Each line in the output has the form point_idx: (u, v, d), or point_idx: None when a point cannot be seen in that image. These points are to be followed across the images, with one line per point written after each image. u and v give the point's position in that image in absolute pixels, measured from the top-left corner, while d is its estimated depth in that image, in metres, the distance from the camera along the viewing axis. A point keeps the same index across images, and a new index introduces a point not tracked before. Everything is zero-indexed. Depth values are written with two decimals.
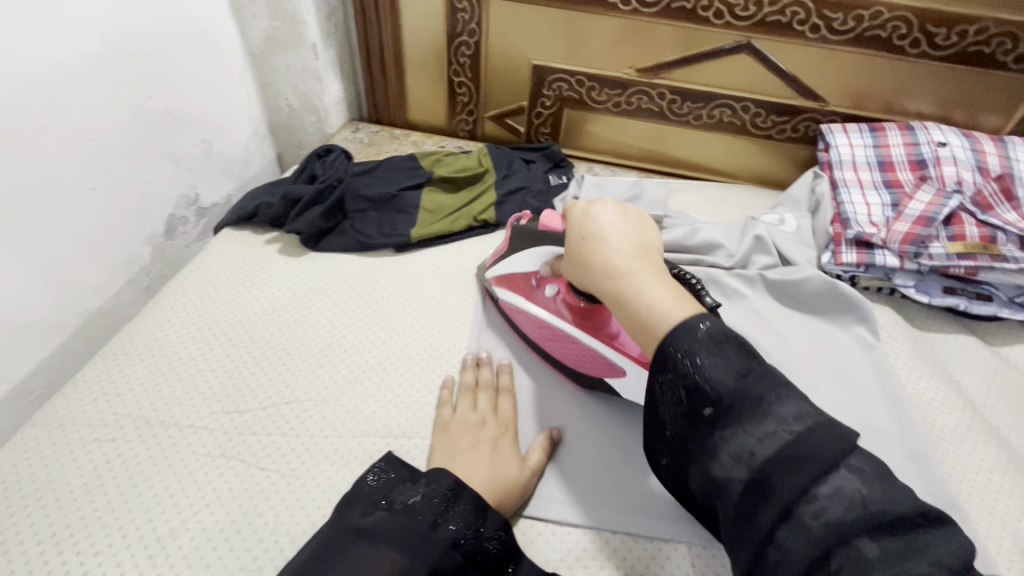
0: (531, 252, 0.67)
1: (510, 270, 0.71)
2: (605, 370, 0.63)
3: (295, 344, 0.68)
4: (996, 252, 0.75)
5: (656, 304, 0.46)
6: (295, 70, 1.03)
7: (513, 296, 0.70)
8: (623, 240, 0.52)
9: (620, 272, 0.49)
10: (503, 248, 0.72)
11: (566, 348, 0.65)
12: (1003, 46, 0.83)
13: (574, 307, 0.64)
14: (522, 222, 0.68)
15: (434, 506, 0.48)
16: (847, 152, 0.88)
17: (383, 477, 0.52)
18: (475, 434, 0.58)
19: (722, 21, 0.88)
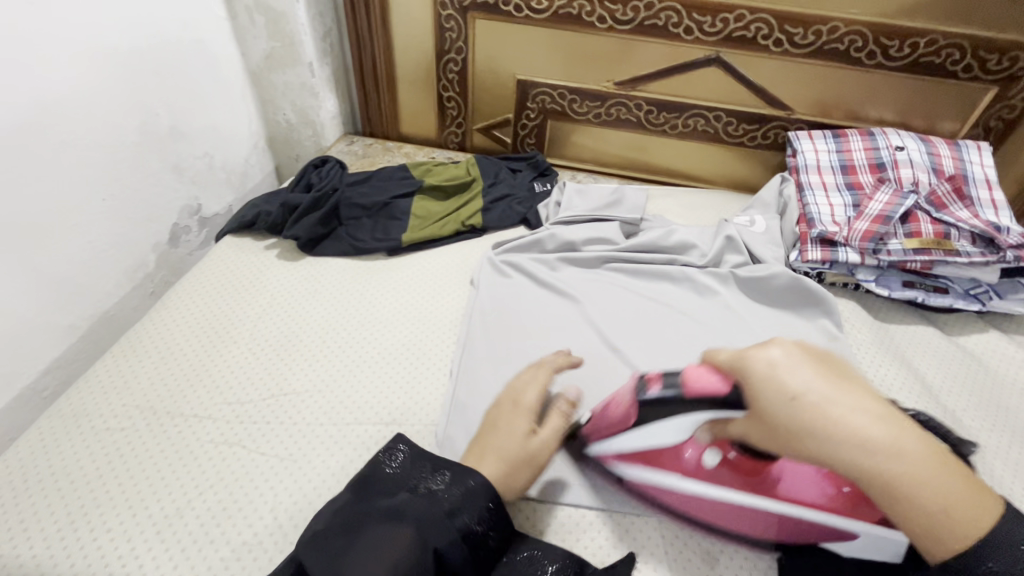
0: (678, 421, 0.54)
1: (646, 447, 0.56)
2: (820, 536, 0.52)
3: (292, 342, 0.73)
4: (949, 247, 0.80)
5: (945, 501, 0.41)
6: (293, 87, 1.09)
7: (652, 476, 0.57)
8: (855, 407, 0.43)
9: (901, 463, 0.41)
10: (619, 418, 0.58)
11: (750, 519, 0.54)
12: (952, 57, 0.89)
13: (748, 470, 0.54)
14: (648, 390, 0.56)
15: (457, 498, 0.52)
16: (812, 157, 0.94)
17: (397, 463, 0.57)
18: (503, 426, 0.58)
19: (692, 36, 0.94)
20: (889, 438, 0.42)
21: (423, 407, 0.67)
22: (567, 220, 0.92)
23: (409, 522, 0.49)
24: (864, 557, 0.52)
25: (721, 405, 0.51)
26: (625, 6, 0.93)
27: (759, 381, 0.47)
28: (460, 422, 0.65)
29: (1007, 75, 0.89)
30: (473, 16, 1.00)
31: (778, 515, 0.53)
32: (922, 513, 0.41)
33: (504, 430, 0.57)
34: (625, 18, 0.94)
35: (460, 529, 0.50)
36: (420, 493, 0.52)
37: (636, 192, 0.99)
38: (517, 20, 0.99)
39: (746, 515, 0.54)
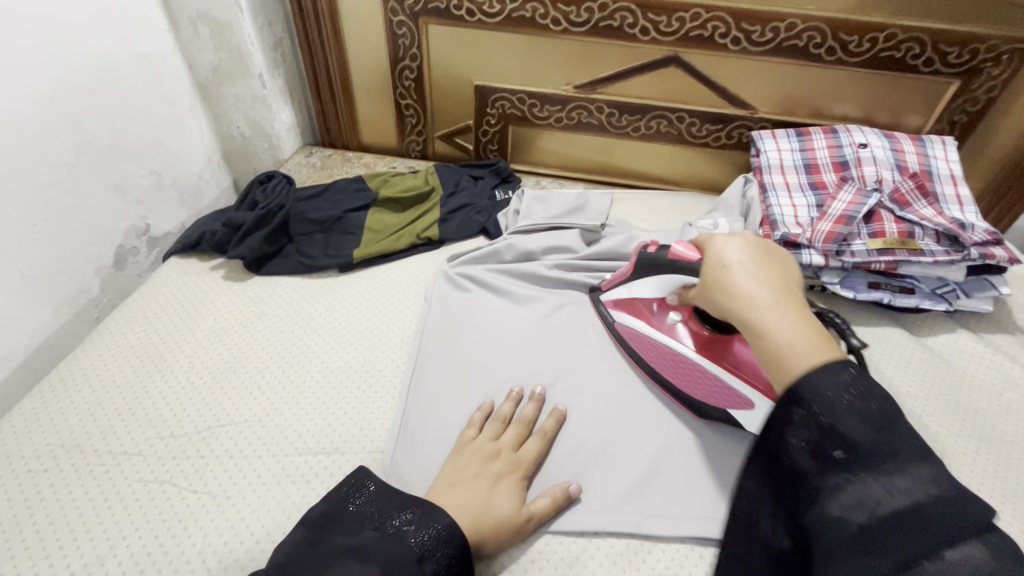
0: (661, 280, 0.67)
1: (630, 297, 0.72)
2: (730, 403, 0.62)
3: (235, 367, 0.70)
4: (913, 246, 0.78)
5: (791, 339, 0.48)
6: (245, 99, 1.06)
7: (631, 321, 0.72)
8: (759, 273, 0.53)
9: (771, 309, 0.50)
10: (626, 272, 0.74)
11: (684, 373, 0.66)
12: (913, 51, 0.87)
13: (699, 335, 0.65)
14: (648, 249, 0.70)
15: (431, 544, 0.49)
16: (775, 157, 0.92)
17: (362, 498, 0.54)
18: (481, 466, 0.58)
19: (648, 37, 0.92)
20: (771, 295, 0.51)
21: (368, 432, 0.64)
22: (526, 229, 0.89)
23: (375, 565, 0.47)
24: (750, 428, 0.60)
25: (692, 274, 0.63)
26: (579, 8, 0.90)
27: (707, 254, 0.58)
28: (406, 448, 0.62)
29: (970, 68, 0.87)
30: (425, 21, 0.97)
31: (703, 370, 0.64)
32: (769, 344, 0.48)
33: (495, 488, 0.56)
34: (579, 20, 0.92)
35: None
36: (392, 532, 0.50)
37: (600, 198, 0.96)
38: (470, 24, 0.96)
39: (681, 365, 0.66)
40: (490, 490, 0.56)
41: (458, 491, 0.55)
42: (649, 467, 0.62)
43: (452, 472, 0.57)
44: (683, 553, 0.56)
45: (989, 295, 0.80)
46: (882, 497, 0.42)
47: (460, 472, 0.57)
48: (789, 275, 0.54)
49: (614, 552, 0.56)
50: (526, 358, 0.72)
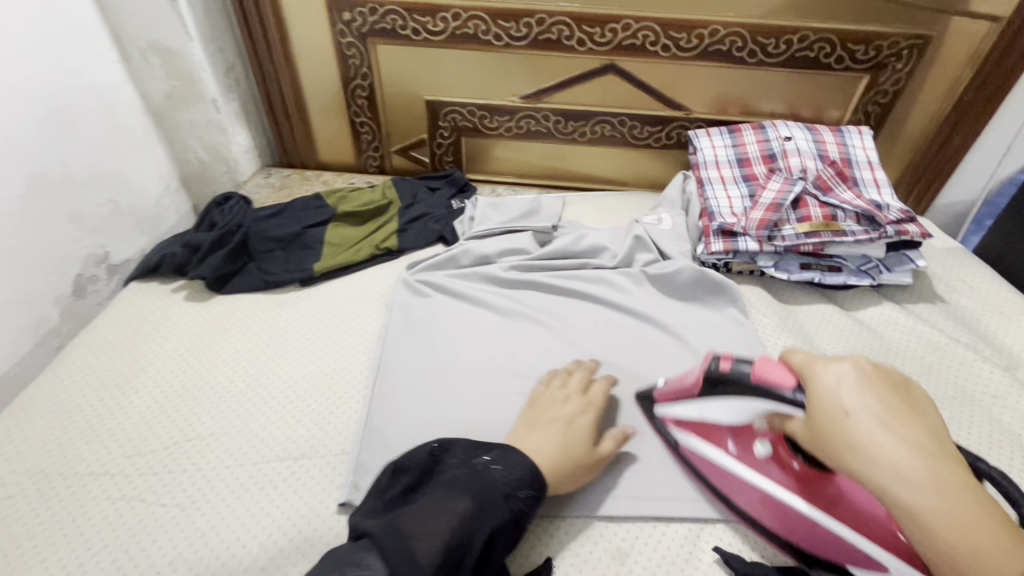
0: (737, 403, 0.56)
1: (701, 420, 0.61)
2: (848, 559, 0.53)
3: (199, 387, 0.71)
4: (836, 228, 0.84)
5: (957, 534, 0.41)
6: (200, 124, 1.08)
7: (705, 449, 0.61)
8: (902, 436, 0.45)
9: (929, 492, 0.42)
10: (682, 387, 0.62)
11: (788, 523, 0.56)
12: (825, 50, 0.94)
13: (795, 472, 0.56)
14: (719, 362, 0.57)
15: (517, 481, 0.54)
16: (710, 153, 0.98)
17: (448, 452, 0.58)
18: (558, 409, 0.64)
19: (585, 47, 0.98)
20: (925, 467, 0.43)
21: (334, 437, 0.66)
22: (481, 234, 0.93)
23: (470, 496, 0.51)
24: None
25: (783, 400, 0.52)
26: (517, 24, 0.96)
27: (812, 380, 0.50)
28: (372, 447, 0.65)
29: (876, 63, 0.95)
30: (373, 42, 1.01)
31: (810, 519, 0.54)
32: (933, 542, 0.42)
33: (569, 431, 0.61)
34: (519, 35, 0.97)
35: (512, 513, 0.52)
36: (480, 468, 0.55)
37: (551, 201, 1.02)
38: (416, 43, 1.00)
39: (778, 509, 0.57)
40: (568, 429, 0.61)
41: (539, 434, 0.60)
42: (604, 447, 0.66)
43: (536, 419, 0.63)
44: (636, 526, 0.60)
45: (907, 268, 0.87)
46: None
47: (540, 421, 0.63)
48: (923, 421, 0.47)
49: (571, 527, 0.60)
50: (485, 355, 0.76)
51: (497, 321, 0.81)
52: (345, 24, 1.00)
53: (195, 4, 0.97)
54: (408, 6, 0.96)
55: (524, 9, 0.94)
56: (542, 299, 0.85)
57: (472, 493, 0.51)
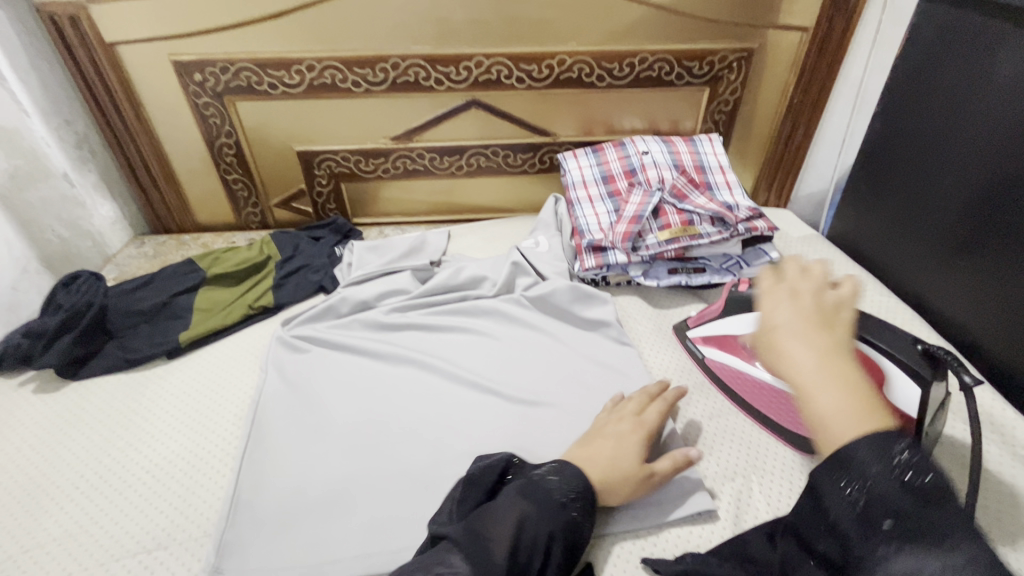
0: (757, 316, 0.72)
1: (723, 333, 0.76)
2: None
3: (45, 486, 0.65)
4: (693, 232, 0.88)
5: (832, 407, 0.41)
6: (53, 201, 1.00)
7: (723, 355, 0.75)
8: (813, 332, 0.45)
9: (821, 374, 0.42)
10: (712, 309, 0.78)
11: (792, 412, 0.68)
12: (664, 69, 1.01)
13: None
14: (738, 288, 0.76)
15: (570, 490, 0.54)
16: (577, 174, 1.03)
17: (535, 471, 0.57)
18: (606, 430, 0.63)
19: (444, 86, 1.00)
20: (823, 367, 0.42)
21: (197, 517, 0.62)
22: (358, 280, 0.92)
23: (531, 504, 0.52)
24: None
25: None
26: (373, 69, 0.97)
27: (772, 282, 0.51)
28: (238, 525, 0.61)
29: (712, 77, 1.03)
30: (230, 100, 1.00)
31: None
32: (810, 421, 0.42)
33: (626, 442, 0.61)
34: (377, 80, 0.99)
35: (568, 522, 0.52)
36: (536, 480, 0.55)
37: (436, 237, 1.03)
38: (275, 96, 1.00)
39: (787, 402, 0.69)
40: (622, 439, 0.61)
41: (593, 449, 0.60)
42: None
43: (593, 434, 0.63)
44: None
45: (764, 261, 0.91)
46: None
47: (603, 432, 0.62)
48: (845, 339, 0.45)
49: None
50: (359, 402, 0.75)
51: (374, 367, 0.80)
52: (198, 84, 0.98)
53: (30, 81, 0.93)
54: (260, 62, 0.96)
55: (377, 55, 0.96)
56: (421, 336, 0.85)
57: (531, 501, 0.52)
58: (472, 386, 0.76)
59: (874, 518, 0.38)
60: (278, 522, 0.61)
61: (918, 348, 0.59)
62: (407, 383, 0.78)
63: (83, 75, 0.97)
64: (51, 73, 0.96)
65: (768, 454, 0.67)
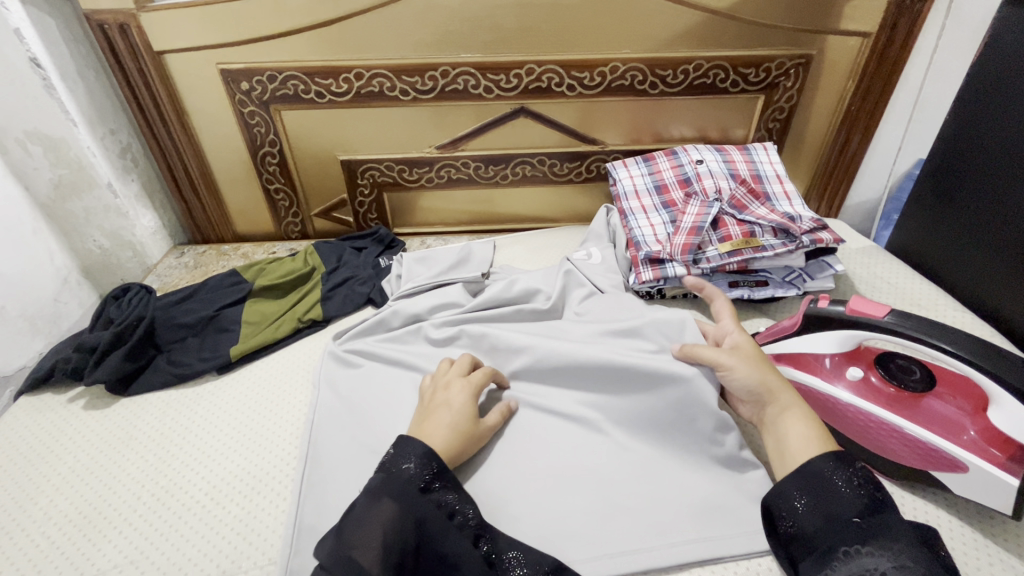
0: (842, 335, 0.67)
1: (800, 351, 0.71)
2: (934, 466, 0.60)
3: (102, 509, 0.63)
4: (756, 244, 0.85)
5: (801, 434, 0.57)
6: (96, 212, 1.00)
7: (801, 375, 0.70)
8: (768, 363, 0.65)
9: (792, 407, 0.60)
10: (787, 326, 0.72)
11: (883, 439, 0.64)
12: (719, 76, 0.99)
13: (889, 394, 0.65)
14: (820, 304, 0.68)
15: (427, 472, 0.55)
16: (629, 183, 1.01)
17: (411, 463, 0.55)
18: (428, 409, 0.64)
19: (493, 94, 0.98)
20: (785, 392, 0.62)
21: (260, 544, 0.59)
22: (409, 292, 0.90)
23: (394, 504, 0.52)
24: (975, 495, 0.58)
25: (878, 328, 0.63)
26: (422, 77, 0.96)
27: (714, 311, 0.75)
28: (305, 553, 0.57)
29: (768, 84, 1.00)
30: (276, 108, 0.98)
31: (907, 434, 0.62)
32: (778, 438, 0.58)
33: (459, 413, 0.63)
34: (425, 88, 0.97)
35: (437, 504, 0.54)
36: (391, 470, 0.55)
37: (483, 247, 1.00)
38: (321, 105, 0.98)
39: (876, 427, 0.64)
40: (452, 413, 0.63)
41: (430, 424, 0.62)
42: (554, 505, 0.62)
43: (433, 402, 0.65)
44: None
45: (828, 274, 0.88)
46: (885, 568, 0.45)
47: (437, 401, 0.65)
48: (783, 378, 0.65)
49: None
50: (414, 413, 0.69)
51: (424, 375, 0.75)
52: (244, 93, 0.97)
53: (78, 89, 0.91)
54: (308, 70, 0.94)
55: (427, 63, 0.94)
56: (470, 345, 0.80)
57: (391, 498, 0.52)
58: (534, 406, 0.72)
59: (844, 518, 0.49)
60: None
61: None
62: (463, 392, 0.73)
63: (130, 84, 0.95)
64: (98, 82, 0.95)
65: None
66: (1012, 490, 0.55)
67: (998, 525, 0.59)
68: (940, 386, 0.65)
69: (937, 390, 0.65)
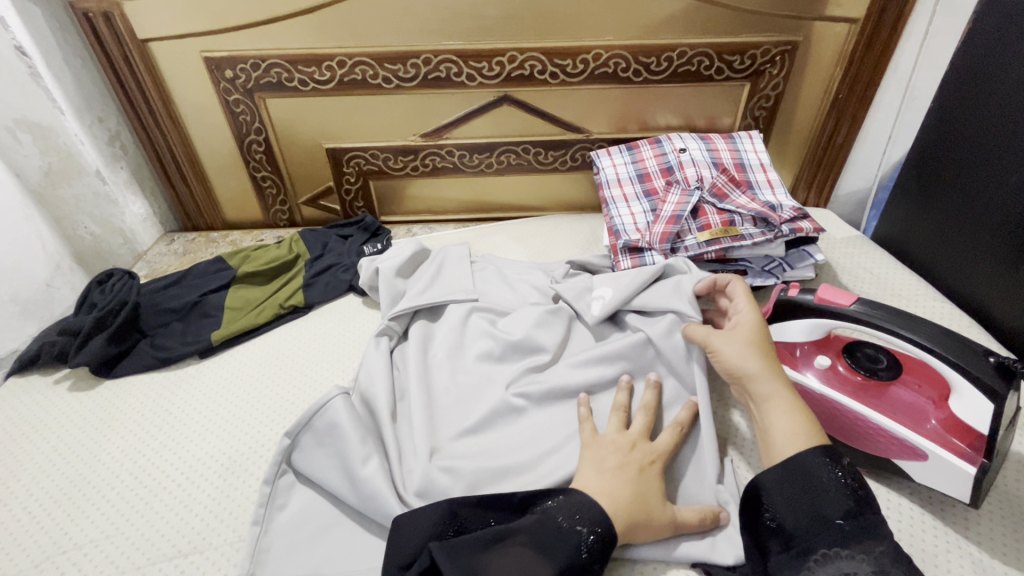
0: (810, 323, 0.67)
1: (770, 340, 0.71)
2: (896, 453, 0.60)
3: (82, 486, 0.65)
4: (735, 233, 0.85)
5: (787, 429, 0.55)
6: (86, 199, 1.01)
7: None
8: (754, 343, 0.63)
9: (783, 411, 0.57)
10: None
11: (848, 426, 0.64)
12: (704, 63, 0.98)
13: (855, 382, 0.65)
14: (789, 293, 0.69)
15: (593, 539, 0.51)
16: (611, 172, 1.01)
17: (572, 519, 0.52)
18: (623, 457, 0.59)
19: (476, 82, 0.98)
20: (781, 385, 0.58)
21: (231, 522, 0.61)
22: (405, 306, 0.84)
23: (549, 560, 0.50)
24: (931, 481, 0.58)
25: (843, 316, 0.63)
26: (405, 65, 0.96)
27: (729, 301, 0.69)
28: (276, 532, 0.59)
29: (754, 71, 0.99)
30: (260, 96, 0.99)
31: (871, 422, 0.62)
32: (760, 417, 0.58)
33: (644, 478, 0.57)
34: (408, 76, 0.97)
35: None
36: (547, 517, 0.53)
37: (458, 248, 0.96)
38: (305, 93, 0.99)
39: (842, 413, 0.65)
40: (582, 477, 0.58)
41: (607, 481, 0.56)
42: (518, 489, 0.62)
43: (595, 462, 0.59)
44: None
45: (808, 263, 0.88)
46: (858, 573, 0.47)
47: (602, 462, 0.58)
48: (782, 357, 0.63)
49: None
50: (418, 420, 0.68)
51: (423, 382, 0.73)
52: (229, 81, 0.97)
53: (65, 77, 0.93)
54: (290, 58, 0.94)
55: (409, 50, 0.94)
56: (474, 349, 0.79)
57: (537, 544, 0.51)
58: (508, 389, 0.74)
59: (826, 518, 0.50)
60: (314, 527, 0.60)
61: (991, 359, 0.55)
62: (473, 397, 0.73)
63: (116, 72, 0.97)
64: (87, 71, 0.96)
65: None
66: (970, 478, 0.55)
67: (961, 515, 0.60)
68: (907, 373, 0.65)
69: (903, 377, 0.65)
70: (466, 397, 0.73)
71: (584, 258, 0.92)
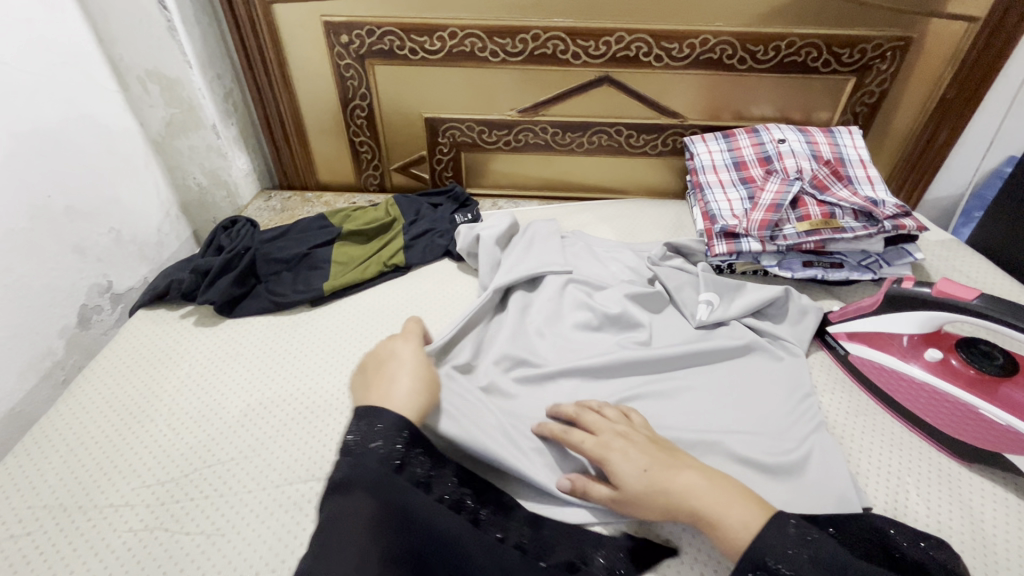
0: (922, 315, 0.68)
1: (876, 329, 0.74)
2: (1005, 446, 0.62)
3: (217, 411, 0.71)
4: (836, 225, 0.85)
5: (740, 522, 0.48)
6: (199, 150, 1.07)
7: (874, 353, 0.73)
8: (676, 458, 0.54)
9: (731, 511, 0.49)
10: (867, 304, 0.75)
11: (955, 417, 0.66)
12: (812, 55, 0.97)
13: (966, 376, 0.67)
14: (904, 284, 0.70)
15: (398, 445, 0.52)
16: (707, 158, 1.02)
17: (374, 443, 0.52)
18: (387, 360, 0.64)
19: (580, 61, 1.00)
20: (709, 483, 0.51)
21: None
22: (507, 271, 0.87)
23: (371, 497, 0.50)
24: None
25: (964, 310, 0.64)
26: (513, 39, 0.98)
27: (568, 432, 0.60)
28: None
29: (862, 65, 0.98)
30: (370, 63, 1.03)
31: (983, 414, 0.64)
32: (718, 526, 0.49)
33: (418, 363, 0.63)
34: (515, 50, 0.99)
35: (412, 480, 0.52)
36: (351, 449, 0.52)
37: (551, 223, 0.99)
38: (414, 62, 1.02)
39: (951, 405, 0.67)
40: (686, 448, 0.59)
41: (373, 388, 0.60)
42: None
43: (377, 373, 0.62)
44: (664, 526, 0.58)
45: (906, 261, 0.88)
46: None
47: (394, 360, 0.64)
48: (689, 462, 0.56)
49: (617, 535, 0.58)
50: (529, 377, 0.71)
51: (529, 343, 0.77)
52: (343, 46, 1.01)
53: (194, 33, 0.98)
54: (405, 27, 0.98)
55: (518, 26, 0.96)
56: (573, 319, 0.81)
57: (356, 482, 0.51)
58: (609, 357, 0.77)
59: None
60: None
61: None
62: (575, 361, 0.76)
63: (238, 30, 1.01)
64: (212, 29, 1.02)
65: (919, 457, 0.65)
66: None
67: None
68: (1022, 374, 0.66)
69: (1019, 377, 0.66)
70: (569, 360, 0.76)
71: (676, 241, 0.94)
